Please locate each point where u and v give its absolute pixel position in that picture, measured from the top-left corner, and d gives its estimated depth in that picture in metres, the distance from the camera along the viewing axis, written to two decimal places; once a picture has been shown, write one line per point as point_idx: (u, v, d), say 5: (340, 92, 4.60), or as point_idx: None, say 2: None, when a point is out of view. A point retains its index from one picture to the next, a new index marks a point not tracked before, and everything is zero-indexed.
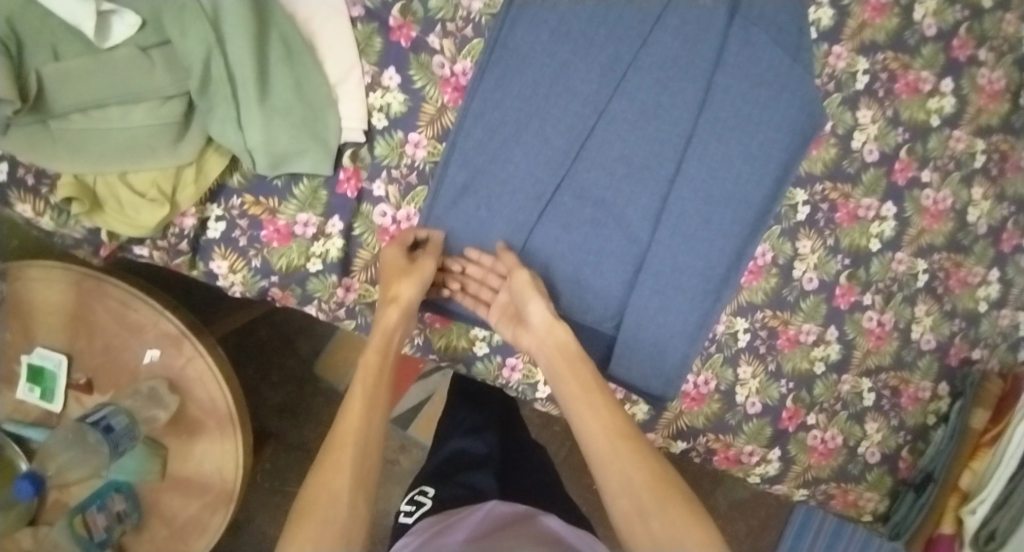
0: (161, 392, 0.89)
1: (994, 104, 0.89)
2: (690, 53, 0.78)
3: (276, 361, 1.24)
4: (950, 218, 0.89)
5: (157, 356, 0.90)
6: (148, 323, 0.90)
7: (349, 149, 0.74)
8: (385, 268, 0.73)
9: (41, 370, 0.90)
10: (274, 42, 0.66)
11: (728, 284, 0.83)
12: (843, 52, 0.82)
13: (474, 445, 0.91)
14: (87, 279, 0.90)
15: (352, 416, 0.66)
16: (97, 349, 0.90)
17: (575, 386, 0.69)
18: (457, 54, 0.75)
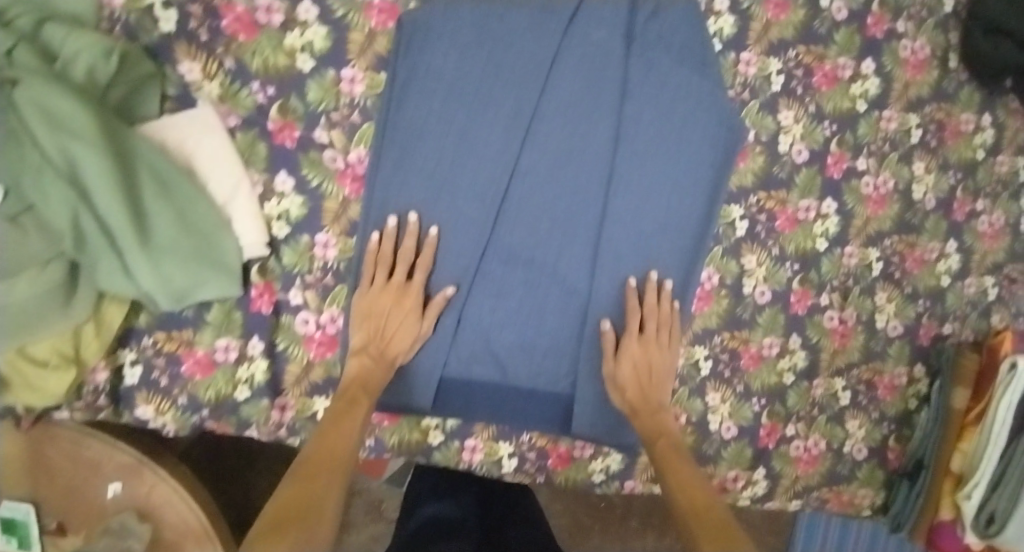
0: (133, 524, 0.73)
1: (921, 74, 0.85)
2: (598, 88, 0.73)
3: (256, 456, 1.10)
4: (895, 200, 0.85)
5: (120, 488, 0.75)
6: (101, 459, 0.75)
7: (256, 265, 0.70)
8: (387, 296, 0.69)
9: (12, 521, 0.75)
10: (146, 179, 0.62)
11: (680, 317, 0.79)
12: (751, 59, 0.78)
13: (447, 511, 0.86)
14: None
15: (340, 437, 0.65)
16: (59, 491, 0.75)
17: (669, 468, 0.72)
18: (349, 144, 0.71)
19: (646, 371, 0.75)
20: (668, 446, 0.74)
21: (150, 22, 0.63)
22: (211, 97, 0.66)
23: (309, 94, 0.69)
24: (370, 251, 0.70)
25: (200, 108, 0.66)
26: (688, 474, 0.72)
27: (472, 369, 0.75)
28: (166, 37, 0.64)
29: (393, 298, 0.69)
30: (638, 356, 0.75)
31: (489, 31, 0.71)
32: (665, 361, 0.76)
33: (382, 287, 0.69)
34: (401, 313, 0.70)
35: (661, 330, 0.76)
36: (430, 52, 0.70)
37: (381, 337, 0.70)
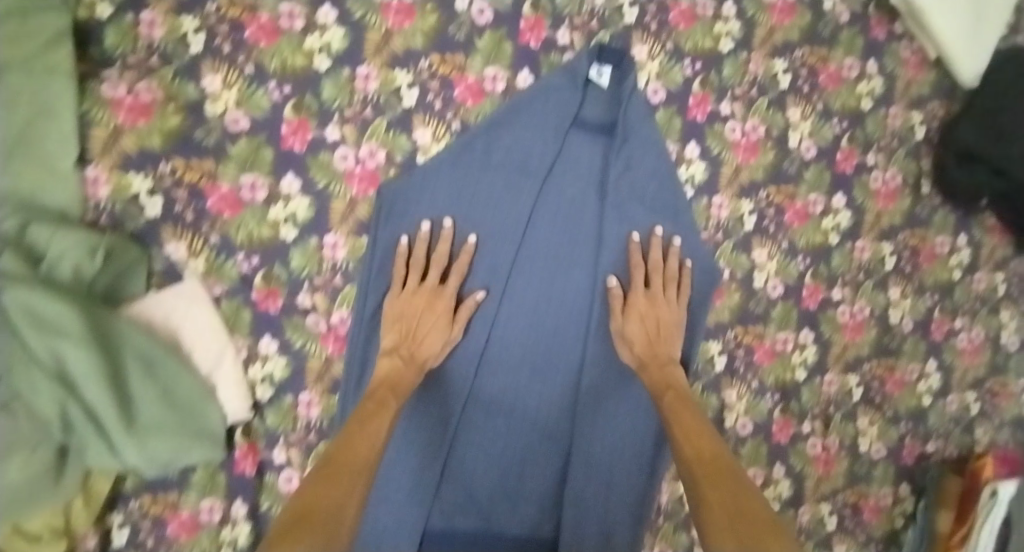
0: None
1: (894, 203, 0.86)
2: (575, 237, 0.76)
3: None
4: (872, 325, 0.86)
5: None
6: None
7: (239, 427, 0.72)
8: (421, 300, 0.70)
9: None
10: (131, 363, 0.64)
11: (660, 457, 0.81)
12: (723, 202, 0.80)
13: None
14: None
15: (363, 442, 0.59)
16: None
17: (672, 411, 0.69)
18: (331, 306, 0.72)
19: (654, 323, 0.75)
20: (677, 396, 0.71)
21: (136, 210, 0.65)
22: (197, 272, 0.68)
23: (293, 261, 0.70)
24: (404, 254, 0.71)
25: (186, 283, 0.67)
26: (684, 413, 0.69)
27: (455, 520, 0.75)
28: (152, 222, 0.65)
29: (426, 300, 0.70)
30: (646, 311, 0.75)
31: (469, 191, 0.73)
32: (674, 316, 0.76)
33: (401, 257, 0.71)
34: (433, 314, 0.70)
35: (667, 287, 0.77)
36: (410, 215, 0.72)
37: (395, 316, 0.70)
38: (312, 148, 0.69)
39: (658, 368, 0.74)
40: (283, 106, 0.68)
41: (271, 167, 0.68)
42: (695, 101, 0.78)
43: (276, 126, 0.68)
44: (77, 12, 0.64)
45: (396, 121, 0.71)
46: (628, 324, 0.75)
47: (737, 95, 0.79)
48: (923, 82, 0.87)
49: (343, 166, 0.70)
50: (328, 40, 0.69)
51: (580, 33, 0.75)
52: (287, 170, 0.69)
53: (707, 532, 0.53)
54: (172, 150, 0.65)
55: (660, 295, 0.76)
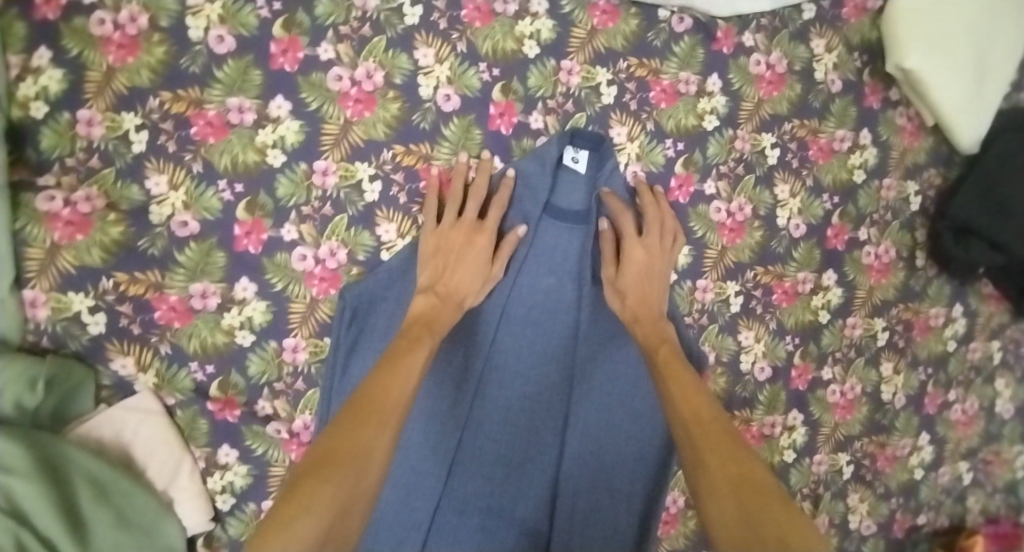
0: None
1: (887, 277, 0.82)
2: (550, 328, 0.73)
3: None
4: (863, 403, 0.83)
5: None
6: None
7: (201, 535, 0.68)
8: (456, 239, 0.66)
9: None
10: (81, 487, 0.60)
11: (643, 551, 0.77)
12: (708, 285, 0.76)
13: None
14: None
15: (396, 375, 0.57)
16: None
17: (661, 363, 0.66)
18: (294, 410, 0.68)
19: (648, 280, 0.71)
20: (672, 353, 0.67)
21: (78, 328, 0.60)
22: (148, 384, 0.64)
23: (250, 366, 0.66)
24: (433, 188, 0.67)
25: (138, 396, 0.63)
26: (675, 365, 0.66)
27: None
28: (95, 339, 0.61)
29: (464, 238, 0.66)
30: (642, 264, 0.71)
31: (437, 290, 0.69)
32: (663, 264, 0.72)
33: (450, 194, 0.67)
34: (473, 248, 0.66)
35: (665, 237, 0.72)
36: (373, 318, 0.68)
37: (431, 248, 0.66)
38: (268, 249, 0.65)
39: (643, 306, 0.70)
40: (237, 205, 0.64)
41: (223, 271, 0.64)
42: (678, 182, 0.74)
43: (229, 227, 0.64)
44: (9, 111, 0.58)
45: (357, 217, 0.67)
46: (624, 279, 0.70)
47: (722, 173, 0.75)
48: (920, 149, 0.82)
49: (302, 266, 0.66)
50: (282, 134, 0.64)
51: (556, 115, 0.71)
52: (241, 275, 0.65)
53: (712, 518, 0.54)
54: (115, 264, 0.61)
55: (655, 242, 0.71)
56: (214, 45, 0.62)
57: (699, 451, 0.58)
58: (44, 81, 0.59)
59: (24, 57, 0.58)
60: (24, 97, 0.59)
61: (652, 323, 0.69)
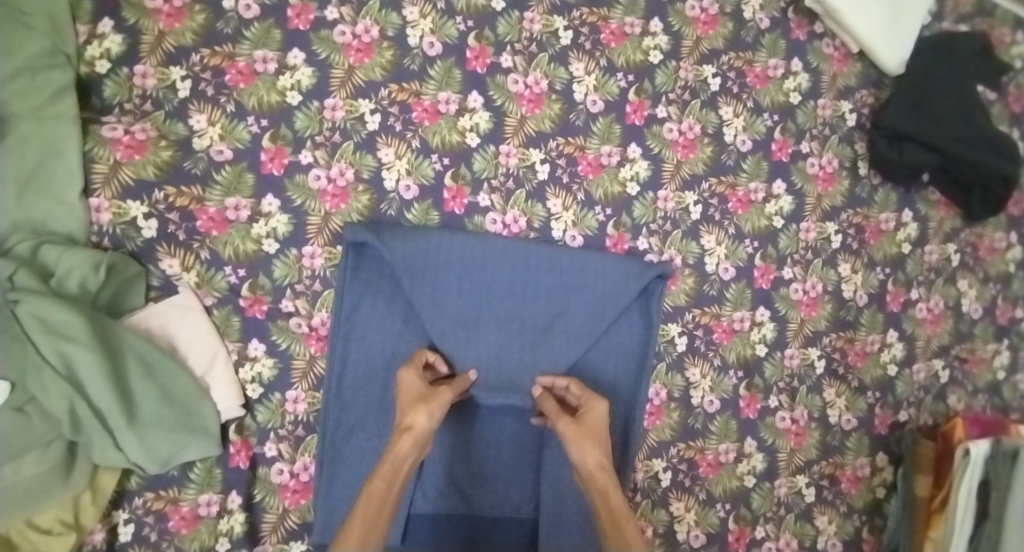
0: None
1: (832, 186, 0.92)
2: (519, 325, 0.82)
3: None
4: (827, 300, 0.91)
5: None
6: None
7: (233, 424, 0.78)
8: (409, 399, 0.73)
9: None
10: (132, 364, 0.72)
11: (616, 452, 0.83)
12: (668, 195, 0.87)
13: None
14: None
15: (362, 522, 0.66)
16: None
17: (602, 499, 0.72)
18: (313, 308, 0.80)
19: (595, 440, 0.75)
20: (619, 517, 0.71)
21: (133, 231, 0.74)
22: (190, 284, 0.77)
23: (275, 270, 0.79)
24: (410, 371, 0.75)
25: (181, 294, 0.76)
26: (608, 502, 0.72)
27: (439, 504, 0.80)
28: (148, 241, 0.75)
29: (419, 394, 0.73)
30: (579, 434, 0.74)
31: (421, 281, 0.80)
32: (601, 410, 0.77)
33: (408, 369, 0.75)
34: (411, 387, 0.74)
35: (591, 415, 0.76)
36: (382, 270, 0.81)
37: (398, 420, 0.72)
38: (289, 170, 0.79)
39: (600, 475, 0.73)
40: (262, 136, 0.78)
41: (252, 189, 0.78)
42: (632, 108, 0.87)
43: (256, 154, 0.78)
44: (79, 68, 0.74)
45: (362, 143, 0.81)
46: (582, 449, 0.73)
47: (672, 99, 0.88)
48: (850, 74, 0.94)
49: (317, 185, 0.80)
50: (299, 78, 0.79)
51: (523, 56, 0.85)
52: (268, 192, 0.78)
53: None
54: (164, 180, 0.75)
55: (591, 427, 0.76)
56: (243, 12, 0.78)
57: None
58: (107, 44, 0.74)
59: (90, 26, 0.74)
60: (91, 57, 0.74)
61: (602, 484, 0.73)
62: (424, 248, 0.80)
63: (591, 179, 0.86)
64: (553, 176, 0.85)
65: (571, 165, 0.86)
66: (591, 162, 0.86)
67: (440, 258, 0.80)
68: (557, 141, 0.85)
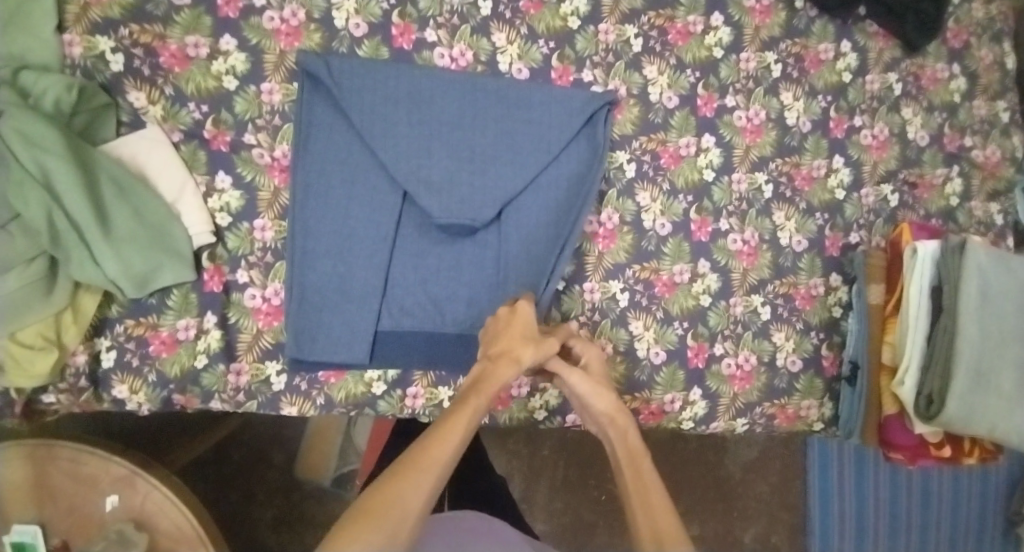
0: (129, 533, 0.93)
1: (770, 18, 0.95)
2: (468, 155, 0.85)
3: (257, 476, 1.33)
4: (770, 127, 0.94)
5: (117, 501, 0.96)
6: (101, 473, 0.97)
7: (205, 252, 0.82)
8: (516, 327, 0.75)
9: (22, 546, 0.93)
10: (106, 186, 0.76)
11: (562, 279, 0.88)
12: (609, 28, 0.90)
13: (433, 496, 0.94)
14: (39, 450, 0.95)
15: (454, 431, 0.65)
16: (66, 511, 0.96)
17: (635, 472, 0.72)
18: (274, 142, 0.84)
19: (606, 396, 0.77)
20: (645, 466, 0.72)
21: (103, 65, 0.79)
22: (156, 118, 0.81)
23: (236, 106, 0.83)
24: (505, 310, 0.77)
25: (148, 129, 0.80)
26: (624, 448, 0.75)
27: (403, 322, 0.85)
28: (116, 74, 0.79)
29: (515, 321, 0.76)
30: (598, 381, 0.78)
31: (369, 114, 0.83)
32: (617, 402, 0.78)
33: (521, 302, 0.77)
34: (522, 320, 0.76)
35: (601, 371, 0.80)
36: (328, 104, 0.84)
37: (501, 348, 0.75)
38: (244, 13, 0.82)
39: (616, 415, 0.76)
40: None
41: (210, 29, 0.82)
42: None
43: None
44: None
45: None
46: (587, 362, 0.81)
47: None
48: None
49: (271, 25, 0.84)
50: None
51: None
52: (225, 33, 0.82)
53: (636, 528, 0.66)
54: (131, 19, 0.80)
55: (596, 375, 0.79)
56: None
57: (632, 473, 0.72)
58: None
59: None
60: None
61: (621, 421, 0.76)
62: (369, 84, 0.84)
63: (533, 15, 0.89)
64: (496, 12, 0.89)
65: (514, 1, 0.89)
66: None
67: (388, 91, 0.84)
68: None
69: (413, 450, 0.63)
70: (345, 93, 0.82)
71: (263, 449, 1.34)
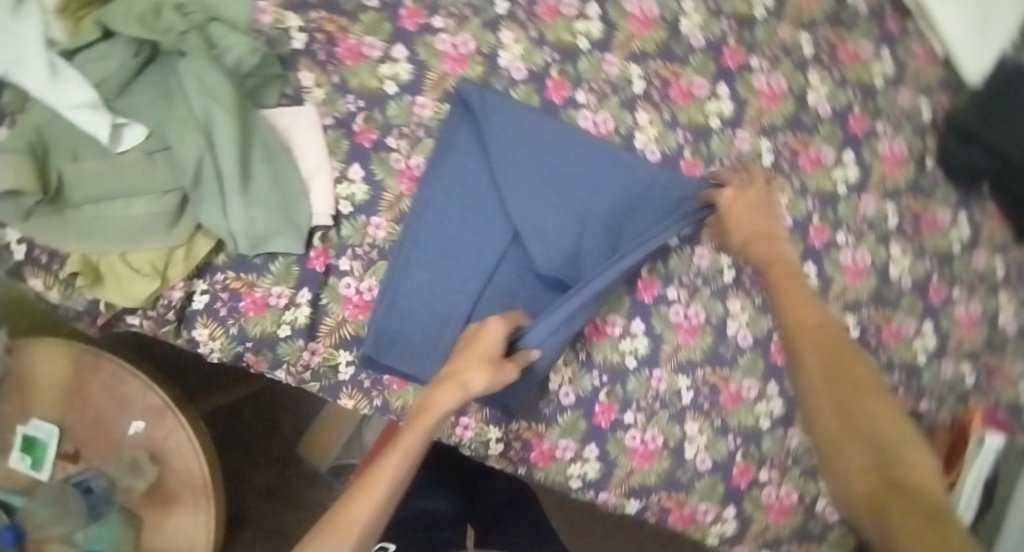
0: (142, 462, 0.99)
1: (899, 170, 0.96)
2: (581, 217, 0.87)
3: (263, 441, 1.40)
4: (872, 274, 0.95)
5: (141, 428, 1.01)
6: (137, 397, 1.02)
7: (319, 232, 0.86)
8: (475, 352, 0.76)
9: (34, 440, 1.01)
10: (256, 148, 0.81)
11: (631, 357, 0.90)
12: (746, 136, 0.94)
13: (439, 504, 1.05)
14: (86, 355, 1.03)
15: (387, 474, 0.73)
16: (89, 420, 1.02)
17: (852, 380, 0.79)
18: (411, 151, 0.88)
19: (829, 337, 0.82)
20: (875, 400, 0.78)
21: (285, 39, 0.85)
22: (316, 100, 0.86)
23: (389, 110, 0.87)
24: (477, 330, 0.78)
25: (306, 107, 0.85)
26: (801, 357, 0.82)
27: None
28: (294, 50, 0.85)
29: (484, 350, 0.76)
30: (793, 299, 0.84)
31: (504, 153, 0.86)
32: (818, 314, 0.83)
33: (500, 319, 0.78)
34: (486, 341, 0.77)
35: (776, 265, 0.86)
36: (472, 131, 0.88)
37: (451, 370, 0.75)
38: (421, 30, 0.88)
39: (800, 335, 0.82)
40: None
41: (388, 35, 0.87)
42: (728, 52, 0.94)
43: (397, 9, 0.87)
44: None
45: (487, 22, 0.90)
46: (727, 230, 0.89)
47: (765, 54, 0.94)
48: (933, 73, 0.95)
49: (442, 47, 0.88)
50: None
51: None
52: (399, 43, 0.87)
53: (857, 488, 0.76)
54: (324, 7, 0.86)
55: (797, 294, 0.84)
56: None
57: (866, 426, 0.77)
58: None
59: None
60: None
61: (812, 330, 0.82)
62: (513, 125, 0.87)
63: (679, 104, 0.93)
64: (646, 93, 0.92)
65: (665, 87, 0.93)
66: (682, 88, 0.93)
67: (527, 137, 0.87)
68: (656, 63, 0.92)
69: (348, 498, 0.73)
70: (489, 128, 0.86)
71: (275, 416, 1.41)
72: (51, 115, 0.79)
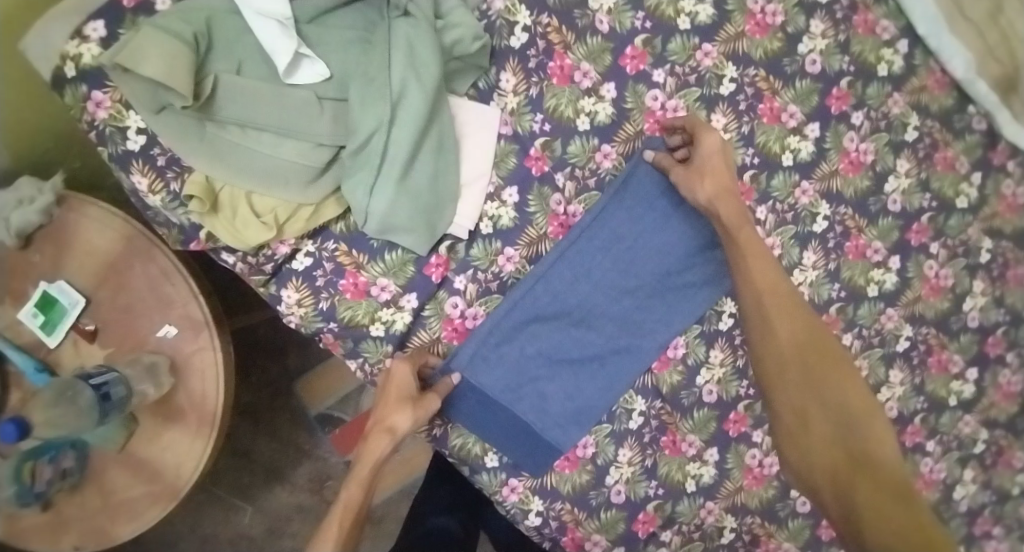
0: (160, 370, 0.87)
1: (1006, 402, 0.92)
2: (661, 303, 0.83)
3: (261, 361, 1.27)
4: (939, 488, 0.90)
5: (172, 334, 0.89)
6: (179, 301, 0.89)
7: (448, 241, 0.78)
8: (394, 395, 0.73)
9: (54, 302, 0.88)
10: (431, 138, 0.73)
11: (692, 481, 0.86)
12: (894, 315, 0.87)
13: (450, 522, 0.98)
14: (140, 239, 0.89)
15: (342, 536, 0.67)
16: (118, 306, 0.89)
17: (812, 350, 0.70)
18: (574, 197, 0.80)
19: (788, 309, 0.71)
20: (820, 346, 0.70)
21: (507, 32, 0.76)
22: (505, 106, 0.77)
23: (571, 145, 0.79)
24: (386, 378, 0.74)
25: (491, 108, 0.77)
26: (775, 338, 0.71)
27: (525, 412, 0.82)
28: (508, 48, 0.76)
29: (405, 391, 0.73)
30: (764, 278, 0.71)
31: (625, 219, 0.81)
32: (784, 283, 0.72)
33: (404, 360, 0.74)
34: (396, 382, 0.73)
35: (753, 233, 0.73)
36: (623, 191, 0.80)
37: (378, 418, 0.72)
38: (638, 76, 0.79)
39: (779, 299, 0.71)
40: (638, 34, 0.79)
41: (605, 69, 0.79)
42: (917, 228, 0.86)
43: (624, 44, 0.79)
44: None
45: (706, 97, 0.80)
46: (697, 184, 0.74)
47: (948, 243, 0.88)
48: None
49: (651, 103, 0.80)
50: (699, 10, 0.79)
51: (871, 123, 0.84)
52: (611, 80, 0.79)
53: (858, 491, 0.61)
54: (557, 13, 0.77)
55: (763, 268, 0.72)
56: None
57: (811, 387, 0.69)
58: None
59: None
60: None
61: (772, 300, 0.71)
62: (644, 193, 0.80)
63: (849, 260, 0.85)
64: (824, 235, 0.84)
65: (844, 236, 0.85)
66: (858, 246, 0.85)
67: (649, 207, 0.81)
68: (847, 211, 0.84)
69: None
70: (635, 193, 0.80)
71: (283, 343, 1.27)
72: (227, 10, 0.68)
